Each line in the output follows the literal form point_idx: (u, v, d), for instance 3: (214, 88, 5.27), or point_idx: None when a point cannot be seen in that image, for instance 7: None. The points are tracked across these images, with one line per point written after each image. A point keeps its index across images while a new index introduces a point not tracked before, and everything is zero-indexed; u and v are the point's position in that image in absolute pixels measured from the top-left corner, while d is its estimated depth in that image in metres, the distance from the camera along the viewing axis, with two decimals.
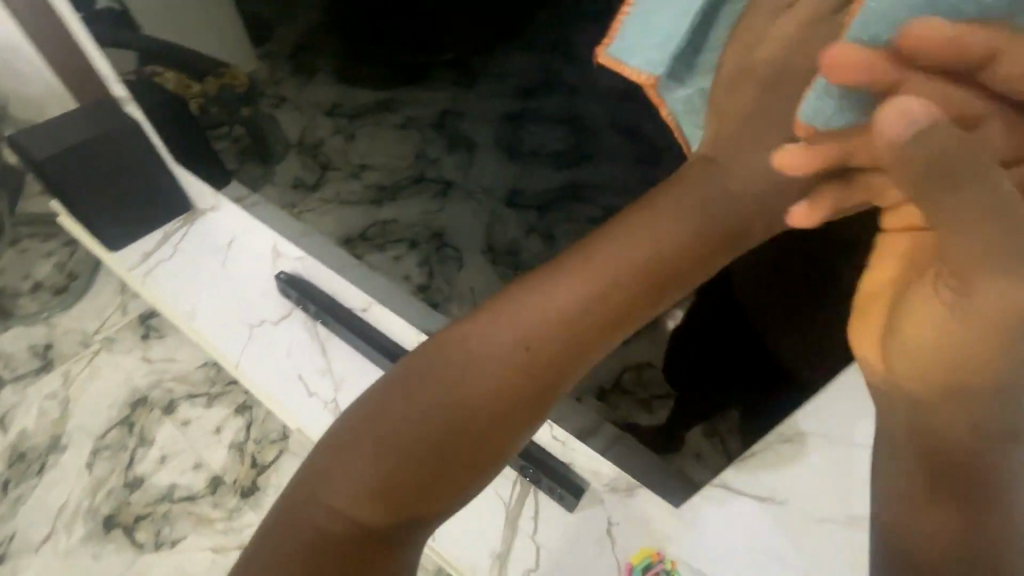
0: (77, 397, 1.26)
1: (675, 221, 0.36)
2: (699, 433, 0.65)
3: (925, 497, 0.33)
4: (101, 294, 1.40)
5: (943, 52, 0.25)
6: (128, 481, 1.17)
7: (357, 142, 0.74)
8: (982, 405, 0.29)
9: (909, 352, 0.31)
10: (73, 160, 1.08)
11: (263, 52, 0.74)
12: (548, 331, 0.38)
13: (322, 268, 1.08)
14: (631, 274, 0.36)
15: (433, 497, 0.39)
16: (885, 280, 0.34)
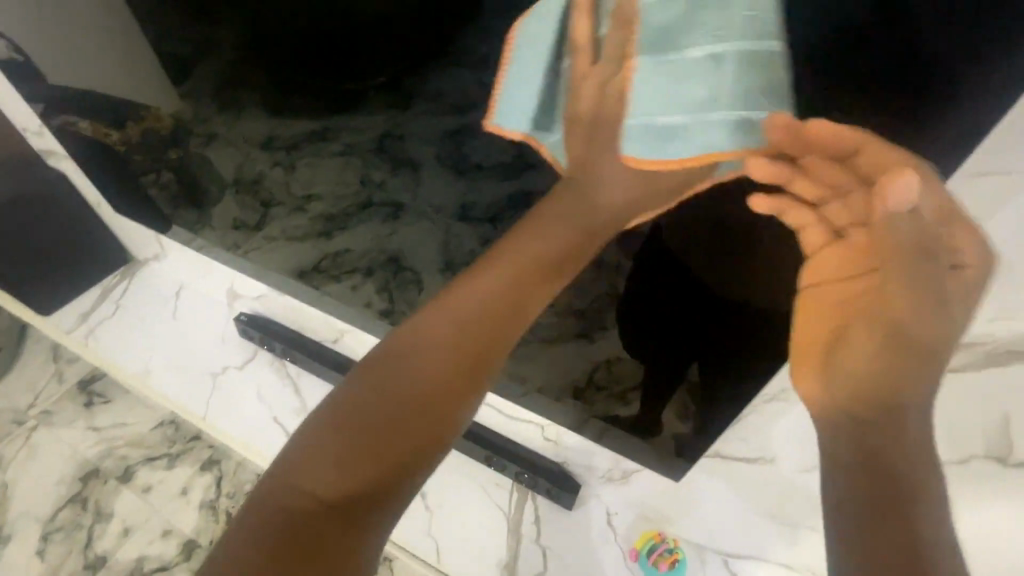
0: (19, 480, 1.16)
1: (554, 223, 0.46)
2: (671, 413, 0.67)
3: (867, 514, 0.34)
4: (31, 365, 1.30)
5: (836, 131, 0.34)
6: (88, 562, 1.08)
7: (298, 173, 0.71)
8: (905, 414, 0.37)
9: (846, 373, 0.40)
10: None
11: (184, 90, 0.70)
12: (489, 304, 0.46)
13: (280, 303, 1.04)
14: (533, 262, 0.46)
15: (408, 466, 0.42)
16: (817, 331, 0.43)
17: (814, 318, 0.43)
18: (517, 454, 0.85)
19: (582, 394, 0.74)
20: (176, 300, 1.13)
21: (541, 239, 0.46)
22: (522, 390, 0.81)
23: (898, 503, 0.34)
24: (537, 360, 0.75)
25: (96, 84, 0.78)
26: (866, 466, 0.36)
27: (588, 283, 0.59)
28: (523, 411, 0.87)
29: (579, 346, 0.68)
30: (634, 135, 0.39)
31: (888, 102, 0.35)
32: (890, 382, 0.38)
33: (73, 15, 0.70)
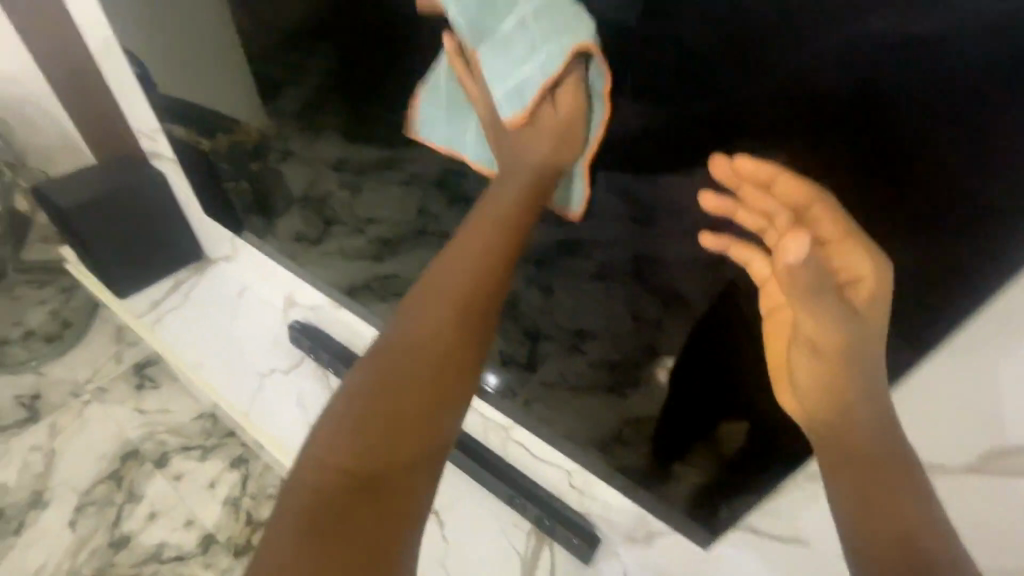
0: (65, 449, 1.23)
1: (510, 190, 0.53)
2: (697, 480, 0.66)
3: (866, 510, 0.41)
4: (94, 343, 1.39)
5: (760, 167, 0.42)
6: (113, 540, 1.12)
7: (362, 195, 0.75)
8: (858, 418, 0.44)
9: (809, 386, 0.46)
10: (97, 211, 1.09)
11: (271, 109, 0.75)
12: (480, 268, 0.50)
13: (334, 316, 1.09)
14: (501, 229, 0.51)
15: (431, 415, 0.45)
16: (781, 351, 0.48)
17: (780, 340, 0.48)
18: (539, 497, 0.85)
19: (608, 448, 0.74)
20: (238, 300, 1.19)
21: (498, 202, 0.53)
22: (548, 434, 0.81)
23: (897, 511, 0.40)
24: (566, 407, 0.75)
25: (197, 97, 0.86)
26: (861, 486, 0.42)
27: (633, 336, 0.60)
28: (553, 454, 0.89)
29: (609, 397, 0.68)
30: (502, 102, 0.51)
31: (924, 198, 0.37)
32: (840, 395, 0.45)
33: (189, 33, 0.77)
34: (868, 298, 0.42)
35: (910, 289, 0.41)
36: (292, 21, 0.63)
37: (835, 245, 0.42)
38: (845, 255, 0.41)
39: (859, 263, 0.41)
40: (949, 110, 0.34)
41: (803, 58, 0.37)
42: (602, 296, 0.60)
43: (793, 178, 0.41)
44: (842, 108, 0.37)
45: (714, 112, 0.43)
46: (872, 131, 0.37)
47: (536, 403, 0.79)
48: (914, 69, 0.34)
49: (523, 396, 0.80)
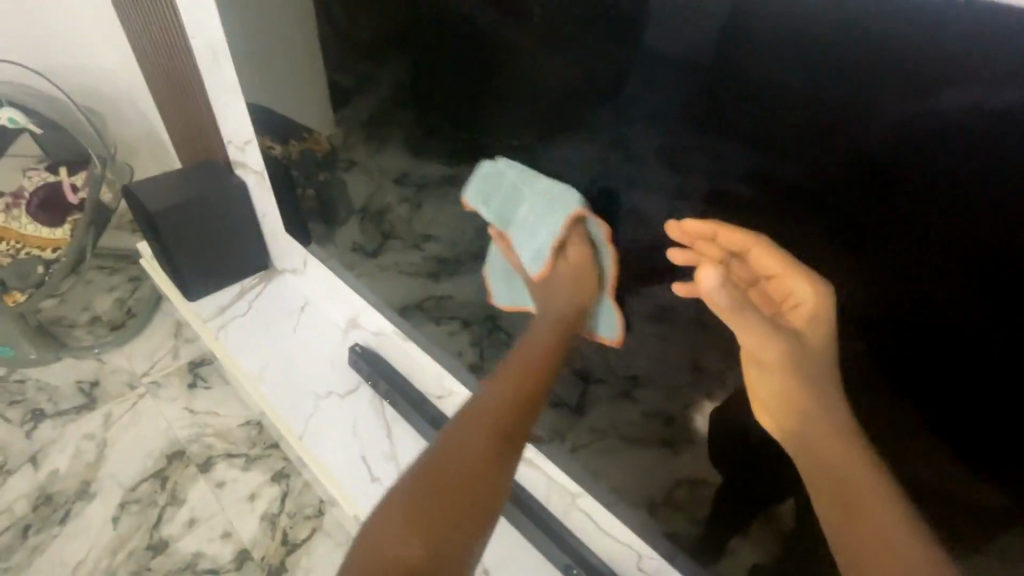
0: (116, 440, 1.27)
1: (544, 324, 0.61)
2: (752, 559, 0.58)
3: (853, 540, 0.43)
4: (155, 335, 1.47)
5: (703, 224, 0.47)
6: (151, 543, 1.13)
7: (422, 211, 0.75)
8: (829, 433, 0.44)
9: (779, 407, 0.47)
10: (178, 214, 1.13)
11: (341, 117, 0.78)
12: (519, 379, 0.56)
13: (395, 345, 1.09)
14: (539, 352, 0.59)
15: (475, 499, 0.48)
16: (755, 380, 0.49)
17: (755, 368, 0.49)
18: (593, 566, 0.78)
19: (656, 508, 0.67)
20: (301, 313, 1.23)
21: (539, 333, 0.61)
22: (593, 485, 0.76)
23: (870, 519, 0.42)
24: (614, 458, 0.69)
25: (277, 105, 0.90)
26: (841, 505, 0.43)
27: (687, 386, 0.55)
28: (620, 529, 0.82)
29: (659, 451, 0.62)
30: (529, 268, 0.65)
31: (958, 286, 0.36)
32: (804, 411, 0.45)
33: (274, 42, 0.81)
34: (809, 317, 0.45)
35: (944, 382, 0.39)
36: (369, 30, 0.65)
37: (781, 278, 0.45)
38: (787, 285, 0.45)
39: (805, 293, 0.44)
40: (997, 201, 0.32)
41: (860, 123, 0.36)
42: (662, 339, 0.55)
43: (733, 230, 0.45)
44: (883, 182, 0.36)
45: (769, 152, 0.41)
46: (912, 209, 0.36)
47: (583, 449, 0.74)
48: (968, 153, 0.32)
49: (570, 440, 0.75)
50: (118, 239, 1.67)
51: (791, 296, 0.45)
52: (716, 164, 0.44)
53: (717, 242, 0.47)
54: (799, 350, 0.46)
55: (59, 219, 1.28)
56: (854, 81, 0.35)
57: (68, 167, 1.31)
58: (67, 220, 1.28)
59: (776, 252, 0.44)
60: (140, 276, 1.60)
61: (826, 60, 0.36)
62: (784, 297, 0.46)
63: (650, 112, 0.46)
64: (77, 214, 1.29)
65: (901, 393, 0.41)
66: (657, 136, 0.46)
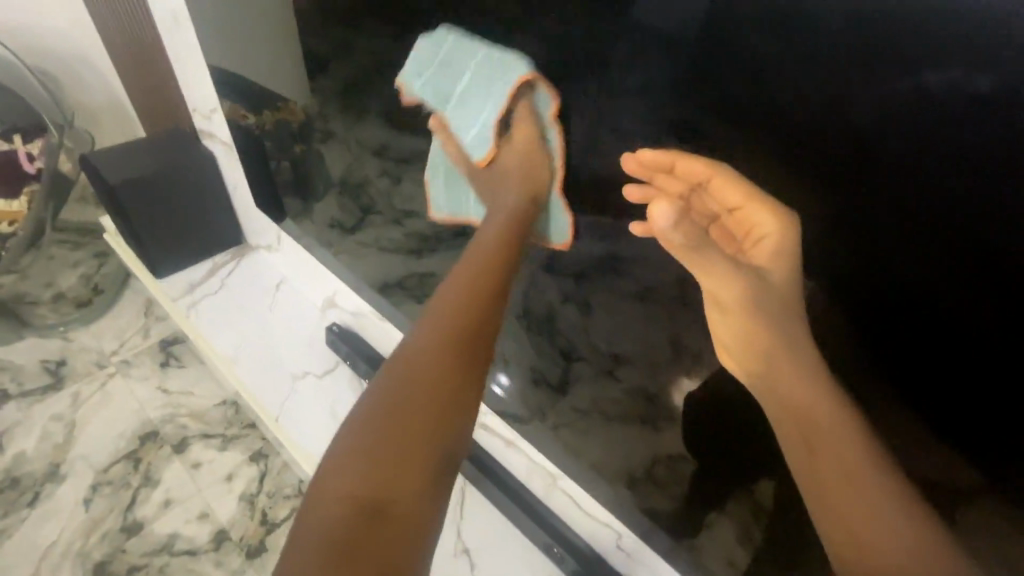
0: (86, 421, 1.24)
1: (493, 240, 0.59)
2: (732, 536, 0.58)
3: (827, 488, 0.43)
4: (125, 313, 1.42)
5: (659, 154, 0.44)
6: (126, 525, 1.10)
7: (402, 186, 0.73)
8: (800, 382, 0.44)
9: (749, 352, 0.46)
10: (141, 186, 1.08)
11: (316, 87, 0.75)
12: (472, 298, 0.54)
13: (375, 326, 1.06)
14: (491, 266, 0.57)
15: (439, 427, 0.47)
16: (721, 322, 0.48)
17: (721, 317, 0.47)
18: (573, 545, 0.79)
19: (637, 487, 0.67)
20: (275, 292, 1.20)
21: (490, 245, 0.59)
22: (575, 464, 0.76)
23: (840, 464, 0.42)
24: (596, 438, 0.69)
25: (249, 72, 0.86)
26: (804, 438, 0.44)
27: (668, 365, 0.55)
28: (599, 509, 0.81)
29: (641, 430, 0.62)
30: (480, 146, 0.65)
31: (957, 292, 0.33)
32: (774, 360, 0.45)
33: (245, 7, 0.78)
34: (776, 256, 0.42)
35: (939, 388, 0.37)
36: None
37: (742, 211, 0.42)
38: (749, 216, 0.42)
39: (768, 228, 0.41)
40: (1000, 203, 0.30)
41: (851, 115, 0.33)
42: (645, 319, 0.54)
43: (691, 158, 0.43)
44: (878, 181, 0.34)
45: (749, 132, 0.39)
46: (908, 211, 0.33)
47: (565, 428, 0.73)
48: (969, 150, 0.30)
49: (552, 418, 0.75)
50: (82, 212, 1.61)
51: (755, 231, 0.43)
52: (698, 140, 0.41)
53: (676, 171, 0.44)
54: (762, 287, 0.44)
55: (17, 191, 1.24)
56: (845, 74, 0.33)
57: (22, 134, 1.26)
58: (25, 191, 1.24)
59: (738, 182, 0.41)
60: (106, 252, 1.54)
61: (815, 51, 0.33)
62: (747, 230, 0.43)
63: (637, 85, 0.43)
64: (35, 185, 1.25)
65: (894, 396, 0.39)
66: (641, 108, 0.43)
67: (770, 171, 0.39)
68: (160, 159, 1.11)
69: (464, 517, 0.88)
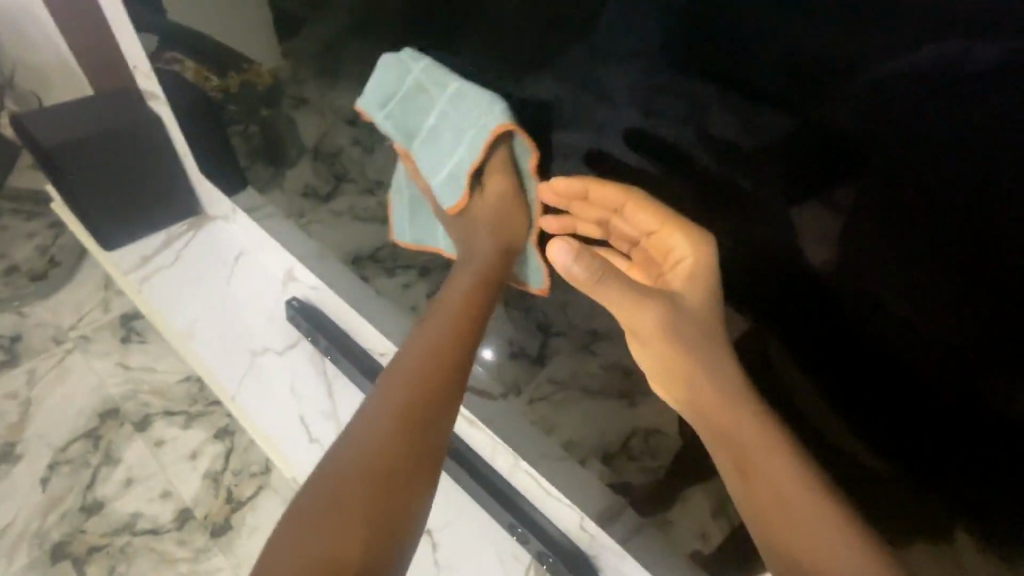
0: (41, 400, 1.19)
1: (465, 281, 0.61)
2: (706, 508, 0.61)
3: (767, 514, 0.44)
4: (82, 285, 1.36)
5: (575, 180, 0.54)
6: (85, 505, 1.07)
7: (378, 156, 0.72)
8: (732, 404, 0.46)
9: (686, 384, 0.48)
10: (83, 150, 1.03)
11: (288, 49, 0.72)
12: (448, 333, 0.56)
13: (336, 303, 1.04)
14: (466, 304, 0.59)
15: (421, 452, 0.49)
16: (650, 354, 0.50)
17: (651, 351, 0.50)
18: (541, 527, 0.80)
19: (612, 461, 0.69)
20: (235, 264, 1.16)
21: (465, 284, 0.60)
22: (549, 438, 0.77)
23: (776, 489, 0.44)
24: (573, 412, 0.70)
25: (214, 31, 0.83)
26: (739, 463, 0.45)
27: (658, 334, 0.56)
28: (561, 493, 0.82)
29: (618, 404, 0.63)
30: (444, 193, 0.65)
31: (953, 285, 0.33)
32: (698, 384, 0.47)
33: None
34: (689, 277, 0.48)
35: (932, 382, 0.37)
36: None
37: (659, 235, 0.50)
38: (667, 239, 0.49)
39: (686, 249, 0.47)
40: (997, 189, 0.30)
41: (846, 94, 0.33)
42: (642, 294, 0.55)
43: (603, 183, 0.51)
44: (878, 174, 0.34)
45: (750, 106, 0.38)
46: (907, 200, 0.33)
47: (543, 402, 0.74)
48: (962, 140, 0.30)
49: (529, 392, 0.76)
50: (32, 178, 1.53)
51: (672, 256, 0.49)
52: (694, 111, 0.41)
53: (589, 198, 0.54)
54: (678, 311, 0.48)
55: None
56: (841, 54, 0.32)
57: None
58: None
59: (651, 205, 0.49)
60: (60, 221, 1.47)
61: (808, 39, 0.33)
62: (667, 255, 0.50)
63: (625, 52, 0.41)
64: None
65: (882, 390, 0.40)
66: (633, 81, 0.43)
67: (768, 150, 0.38)
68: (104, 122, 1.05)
69: None
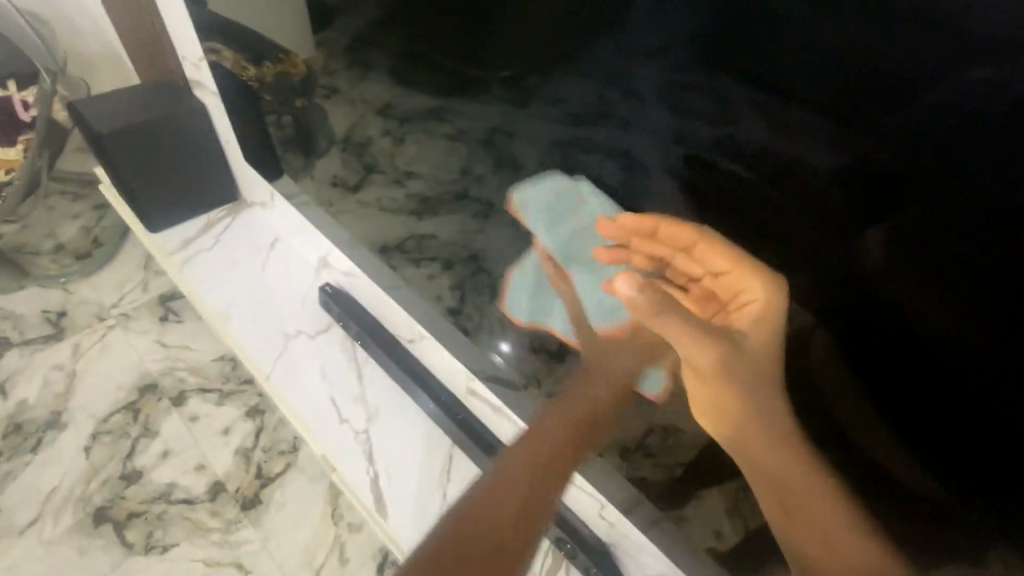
0: (86, 373, 1.25)
1: (562, 418, 0.64)
2: (720, 508, 0.60)
3: (803, 536, 0.50)
4: (125, 266, 1.42)
5: (643, 217, 0.51)
6: (125, 473, 1.13)
7: (406, 147, 0.73)
8: (775, 443, 0.49)
9: (729, 420, 0.51)
10: (130, 136, 1.06)
11: (321, 41, 0.74)
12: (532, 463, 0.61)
13: (366, 289, 1.06)
14: (555, 442, 0.62)
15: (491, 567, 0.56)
16: (700, 389, 0.54)
17: (703, 387, 0.53)
18: (560, 515, 0.81)
19: (628, 455, 0.69)
20: (270, 249, 1.20)
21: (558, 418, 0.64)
22: None
23: (813, 520, 0.49)
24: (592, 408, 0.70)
25: (252, 22, 0.85)
26: (780, 498, 0.50)
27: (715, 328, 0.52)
28: (583, 482, 0.80)
29: (637, 401, 0.63)
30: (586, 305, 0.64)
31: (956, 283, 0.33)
32: (744, 424, 0.50)
33: None
34: (756, 320, 0.46)
35: (950, 385, 0.36)
36: None
37: (727, 277, 0.47)
38: (737, 282, 0.46)
39: (757, 294, 0.45)
40: (991, 188, 0.30)
41: (853, 88, 0.33)
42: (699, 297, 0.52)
43: (671, 225, 0.49)
44: (880, 175, 0.34)
45: (755, 100, 0.38)
46: (907, 198, 0.34)
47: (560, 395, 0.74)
48: (962, 132, 0.30)
49: (546, 387, 0.74)
50: (79, 160, 1.59)
51: (742, 294, 0.47)
52: (713, 106, 0.40)
53: (654, 238, 0.51)
54: (735, 350, 0.49)
55: (12, 138, 1.25)
56: (851, 49, 0.32)
57: (17, 80, 1.27)
58: (19, 139, 1.25)
59: (723, 250, 0.46)
60: (105, 203, 1.53)
61: (821, 32, 0.33)
62: (733, 296, 0.48)
63: (651, 48, 0.41)
64: (30, 133, 1.26)
65: (886, 391, 0.40)
66: (659, 78, 0.42)
67: (771, 145, 0.39)
68: (150, 109, 1.09)
69: (451, 482, 0.90)
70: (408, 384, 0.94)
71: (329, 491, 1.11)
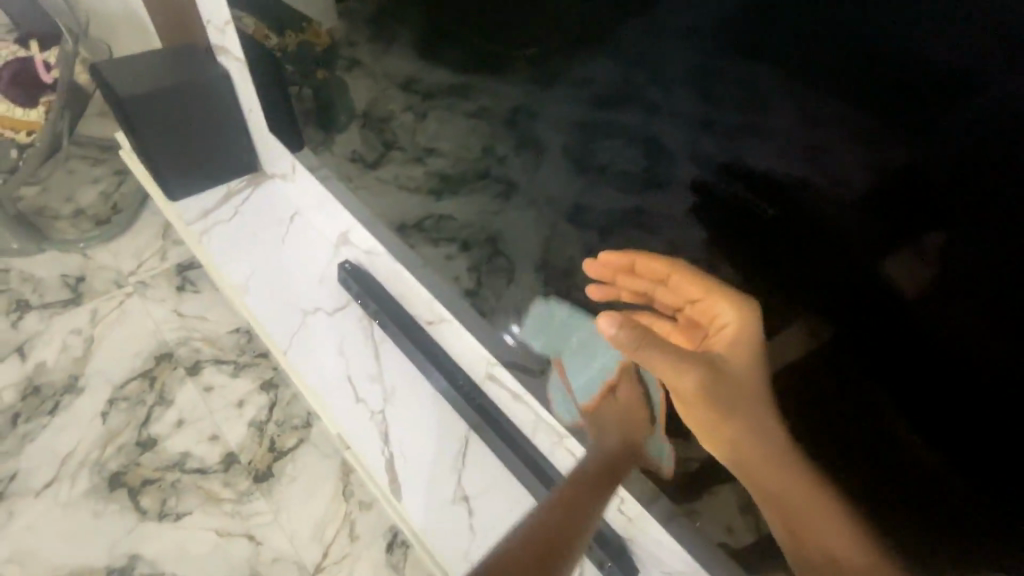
0: (103, 339, 1.27)
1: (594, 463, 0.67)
2: (735, 507, 0.58)
3: (806, 545, 0.50)
4: (141, 234, 1.44)
5: (618, 252, 0.55)
6: (140, 440, 1.15)
7: (427, 123, 0.71)
8: (767, 457, 0.50)
9: (723, 436, 0.52)
10: (151, 103, 1.06)
11: (345, 11, 0.72)
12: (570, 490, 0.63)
13: (385, 268, 1.06)
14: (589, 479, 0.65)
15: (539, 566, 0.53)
16: (694, 414, 0.54)
17: (695, 412, 0.54)
18: None
19: (642, 447, 0.68)
20: (289, 223, 1.19)
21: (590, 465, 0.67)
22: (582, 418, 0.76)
23: (814, 530, 0.49)
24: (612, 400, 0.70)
25: None
26: (781, 507, 0.51)
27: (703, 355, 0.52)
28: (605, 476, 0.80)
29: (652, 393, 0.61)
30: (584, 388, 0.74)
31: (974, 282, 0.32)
32: (737, 441, 0.51)
33: None
34: (730, 346, 0.49)
35: (959, 391, 0.35)
36: None
37: (700, 304, 0.50)
38: (711, 307, 0.49)
39: (731, 321, 0.48)
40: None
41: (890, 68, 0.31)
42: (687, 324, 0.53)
43: (644, 259, 0.53)
44: (908, 165, 0.32)
45: (788, 79, 0.35)
46: (935, 189, 0.32)
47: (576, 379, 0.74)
48: (966, 129, 0.30)
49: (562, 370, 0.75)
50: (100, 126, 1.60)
51: (715, 323, 0.49)
52: (744, 86, 0.38)
53: (633, 273, 0.55)
54: (718, 377, 0.50)
55: (34, 100, 1.26)
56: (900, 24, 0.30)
57: (39, 41, 1.28)
58: (42, 100, 1.26)
59: (695, 277, 0.49)
60: (124, 169, 1.54)
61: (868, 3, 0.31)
62: (708, 324, 0.50)
63: (684, 26, 0.39)
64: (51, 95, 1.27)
65: (894, 402, 0.39)
66: (690, 58, 0.40)
67: (799, 127, 0.36)
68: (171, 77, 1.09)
69: (466, 465, 0.90)
70: (425, 365, 0.95)
71: (341, 468, 1.11)
